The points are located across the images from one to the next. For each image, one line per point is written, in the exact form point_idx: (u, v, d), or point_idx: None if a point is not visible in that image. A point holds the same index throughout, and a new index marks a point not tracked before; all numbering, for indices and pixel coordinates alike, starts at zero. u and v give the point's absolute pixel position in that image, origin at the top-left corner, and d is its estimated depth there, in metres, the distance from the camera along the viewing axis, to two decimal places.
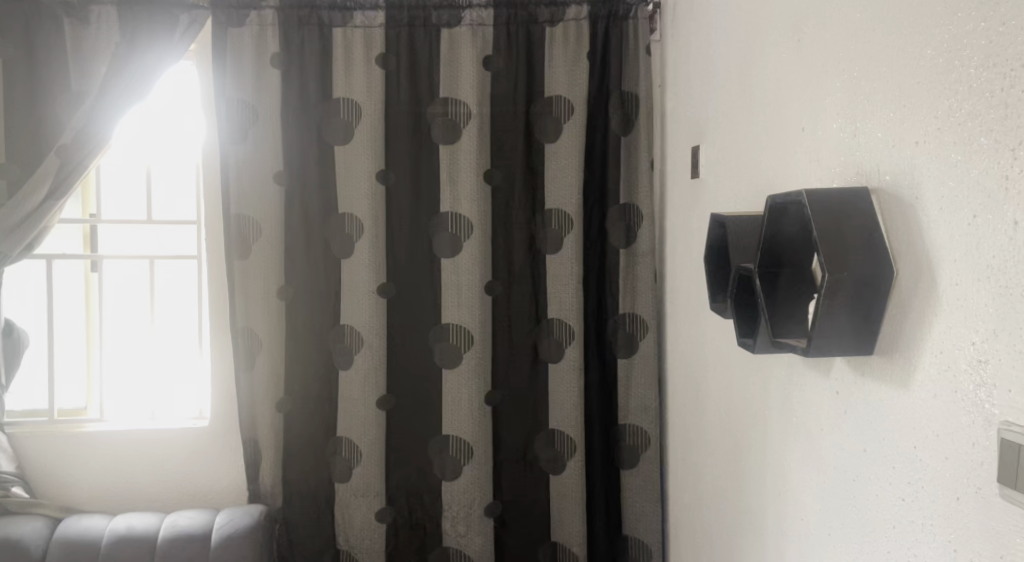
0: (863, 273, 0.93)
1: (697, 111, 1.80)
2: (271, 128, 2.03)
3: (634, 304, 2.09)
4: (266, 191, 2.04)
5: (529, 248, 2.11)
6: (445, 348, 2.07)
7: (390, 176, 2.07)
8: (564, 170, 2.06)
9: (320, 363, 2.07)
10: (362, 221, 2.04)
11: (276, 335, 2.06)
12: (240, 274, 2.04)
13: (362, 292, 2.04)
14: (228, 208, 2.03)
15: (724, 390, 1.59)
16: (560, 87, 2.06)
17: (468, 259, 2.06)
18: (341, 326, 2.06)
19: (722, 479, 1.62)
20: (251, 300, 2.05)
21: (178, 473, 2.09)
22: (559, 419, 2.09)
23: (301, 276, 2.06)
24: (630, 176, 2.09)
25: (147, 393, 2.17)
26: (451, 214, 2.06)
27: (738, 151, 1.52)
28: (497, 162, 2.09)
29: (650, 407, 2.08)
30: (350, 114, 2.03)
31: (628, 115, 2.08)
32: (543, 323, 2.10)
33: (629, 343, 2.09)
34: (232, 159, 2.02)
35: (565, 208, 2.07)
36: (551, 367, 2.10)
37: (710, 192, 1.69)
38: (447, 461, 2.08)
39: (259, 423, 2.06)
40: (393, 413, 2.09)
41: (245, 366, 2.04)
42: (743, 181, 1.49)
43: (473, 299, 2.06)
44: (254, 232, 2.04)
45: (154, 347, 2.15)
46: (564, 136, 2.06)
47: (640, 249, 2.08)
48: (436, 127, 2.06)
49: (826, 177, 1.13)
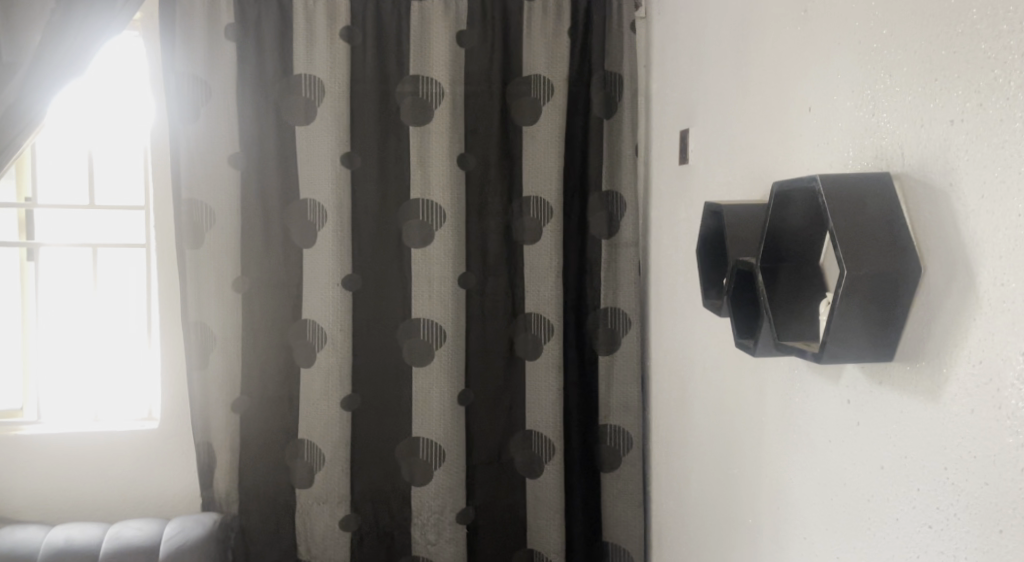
0: (883, 269, 0.83)
1: (686, 92, 1.69)
2: (225, 105, 1.86)
3: (616, 298, 1.97)
4: (220, 173, 1.87)
5: (505, 237, 1.98)
6: (415, 344, 1.94)
7: (355, 160, 1.93)
8: (543, 155, 1.94)
9: (280, 361, 1.93)
10: (325, 207, 1.89)
11: (232, 330, 1.90)
12: (192, 264, 1.88)
13: (325, 284, 1.90)
14: (180, 192, 1.87)
15: (714, 392, 1.48)
16: (539, 66, 1.93)
17: (440, 250, 1.92)
18: (303, 320, 1.92)
19: (712, 487, 1.51)
20: (206, 293, 1.89)
21: (124, 479, 1.92)
22: (536, 420, 1.97)
23: (259, 268, 1.92)
24: (613, 162, 1.97)
25: (90, 392, 1.98)
26: (421, 201, 1.93)
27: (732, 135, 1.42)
28: (471, 146, 1.96)
29: (632, 407, 1.97)
30: (312, 92, 1.88)
31: (611, 96, 1.95)
32: (520, 317, 1.98)
33: (610, 341, 1.97)
34: (183, 140, 1.86)
35: (543, 195, 1.94)
36: (527, 365, 1.98)
37: (700, 179, 1.58)
38: (415, 466, 1.95)
39: (213, 425, 1.90)
40: (359, 413, 1.96)
41: (198, 363, 1.89)
42: (735, 168, 1.39)
43: (445, 292, 1.93)
44: (208, 219, 1.87)
45: (98, 343, 1.98)
46: (544, 118, 1.94)
47: (622, 240, 1.97)
48: (405, 107, 1.92)
49: (838, 162, 1.02)
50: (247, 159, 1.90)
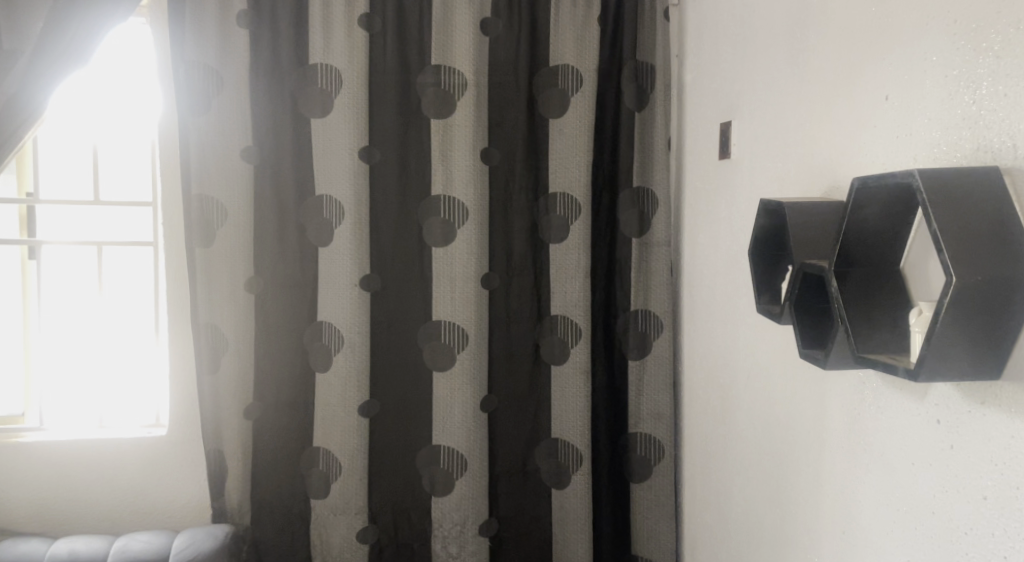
0: (997, 277, 0.76)
1: (727, 82, 1.59)
2: (237, 95, 1.77)
3: (647, 300, 1.88)
4: (233, 170, 1.78)
5: (530, 235, 1.88)
6: (436, 348, 1.85)
7: (374, 154, 1.83)
8: (571, 149, 1.84)
9: (294, 365, 1.84)
10: (342, 204, 1.80)
11: (245, 333, 1.81)
12: (203, 262, 1.78)
13: (343, 284, 1.80)
14: (188, 187, 1.76)
15: (763, 402, 1.39)
16: (567, 55, 1.83)
17: (463, 249, 1.83)
18: (319, 322, 1.83)
19: (759, 504, 1.42)
20: (217, 295, 1.80)
21: (130, 489, 1.82)
22: (563, 427, 1.88)
23: (273, 267, 1.82)
24: (645, 157, 1.87)
25: (94, 398, 1.89)
26: (443, 197, 1.83)
27: (785, 129, 1.32)
28: (496, 140, 1.87)
29: (664, 414, 1.87)
30: (329, 82, 1.79)
31: (642, 87, 1.86)
32: (546, 320, 1.88)
33: (641, 345, 1.87)
34: (193, 133, 1.76)
35: (571, 192, 1.85)
36: (553, 370, 1.88)
37: (745, 176, 1.49)
38: (437, 476, 1.86)
39: (225, 433, 1.81)
40: (377, 421, 1.87)
41: (208, 368, 1.79)
42: (790, 162, 1.30)
43: (468, 293, 1.83)
44: (220, 216, 1.78)
45: (102, 346, 1.89)
46: (573, 110, 1.84)
47: (654, 239, 1.87)
48: (426, 99, 1.82)
49: (923, 156, 0.95)
50: (260, 153, 1.80)
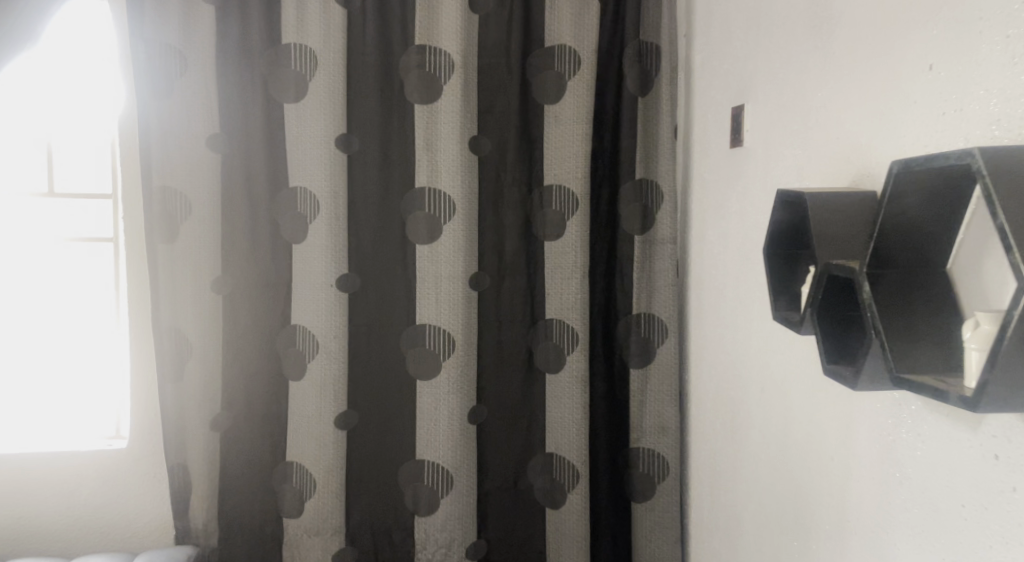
0: None
1: (740, 61, 1.43)
2: (202, 79, 1.62)
3: (651, 302, 1.71)
4: (198, 158, 1.63)
5: (523, 231, 1.73)
6: (420, 354, 1.70)
7: (352, 143, 1.68)
8: (567, 138, 1.69)
9: (267, 372, 1.70)
10: (317, 197, 1.65)
11: (211, 338, 1.67)
12: (165, 261, 1.64)
13: (318, 284, 1.66)
14: (150, 178, 1.62)
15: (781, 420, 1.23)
16: (564, 34, 1.68)
17: (449, 247, 1.68)
18: (292, 326, 1.68)
19: (774, 535, 1.26)
20: (181, 296, 1.65)
21: (88, 506, 1.69)
22: (558, 441, 1.72)
23: (242, 266, 1.68)
24: (649, 146, 1.71)
25: (51, 405, 1.76)
26: (428, 190, 1.68)
27: (806, 110, 1.16)
28: (486, 128, 1.71)
29: (668, 428, 1.71)
30: (303, 64, 1.64)
31: (646, 69, 1.69)
32: (540, 324, 1.73)
33: (643, 353, 1.71)
34: (154, 119, 1.61)
35: (568, 184, 1.69)
36: (548, 379, 1.73)
37: (760, 165, 1.32)
38: (420, 493, 1.71)
39: (190, 446, 1.67)
40: (356, 433, 1.72)
41: (172, 375, 1.65)
42: (810, 147, 1.14)
43: (455, 294, 1.68)
44: (185, 209, 1.63)
45: (61, 349, 1.76)
46: (569, 95, 1.68)
47: (659, 235, 1.70)
48: (410, 82, 1.67)
49: (979, 136, 0.79)
50: (229, 141, 1.66)
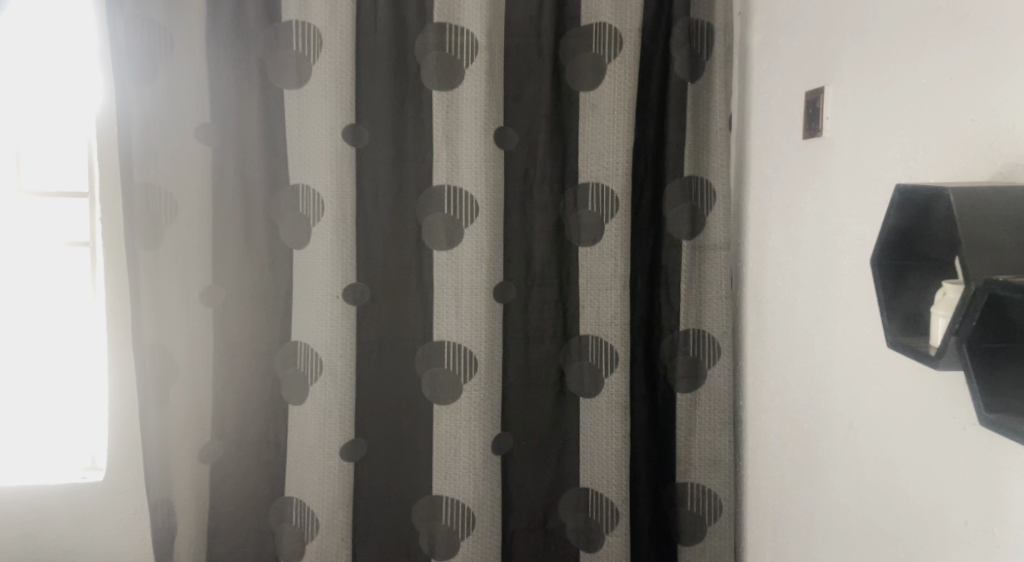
0: None
1: (818, 39, 1.21)
2: (191, 62, 1.42)
3: (700, 318, 1.50)
4: (186, 152, 1.44)
5: (555, 235, 1.51)
6: (437, 375, 1.50)
7: (362, 134, 1.47)
8: (605, 129, 1.48)
9: (265, 395, 1.50)
10: (323, 197, 1.45)
11: (201, 356, 1.47)
12: (147, 268, 1.43)
13: (321, 296, 1.46)
14: (130, 173, 1.41)
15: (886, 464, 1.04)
16: (604, 12, 1.47)
17: (471, 253, 1.48)
18: (293, 342, 1.48)
19: None
20: (166, 310, 1.45)
21: (60, 545, 1.50)
22: (595, 475, 1.52)
23: (236, 275, 1.47)
24: (699, 140, 1.50)
25: (18, 430, 1.56)
26: (448, 188, 1.48)
27: (936, 85, 0.94)
28: (514, 116, 1.50)
29: (721, 462, 1.50)
30: (306, 44, 1.44)
31: (696, 52, 1.48)
32: (573, 341, 1.52)
33: (692, 375, 1.50)
34: (136, 106, 1.40)
35: (606, 182, 1.48)
36: (583, 404, 1.52)
37: (848, 160, 1.12)
38: (437, 533, 1.51)
39: (176, 479, 1.46)
40: (363, 467, 1.50)
41: (154, 400, 1.44)
42: (951, 131, 0.91)
43: (478, 307, 1.48)
44: (169, 210, 1.43)
45: (28, 368, 1.55)
46: (609, 80, 1.47)
47: (711, 241, 1.49)
48: (428, 66, 1.46)
49: None
50: (220, 133, 1.45)
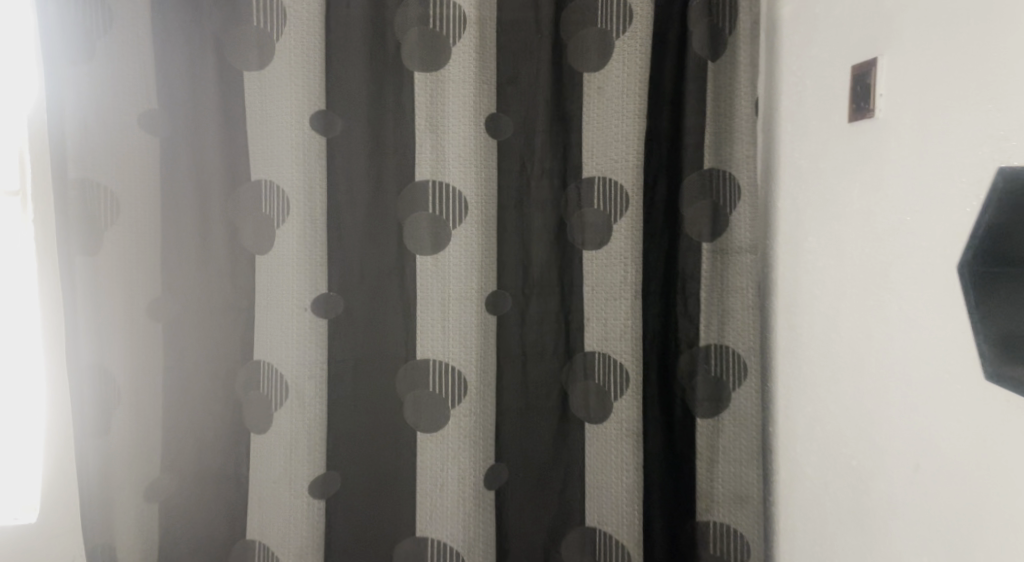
0: None
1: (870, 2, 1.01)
2: (134, 41, 1.23)
3: (723, 331, 1.30)
4: (128, 144, 1.24)
5: (557, 238, 1.32)
6: (422, 400, 1.30)
7: (333, 123, 1.28)
8: (610, 114, 1.28)
9: (225, 423, 1.31)
10: (288, 194, 1.25)
11: (146, 379, 1.28)
12: (83, 278, 1.23)
13: (288, 308, 1.26)
14: (64, 169, 1.21)
15: (970, 518, 0.84)
16: None
17: (458, 258, 1.27)
18: (256, 361, 1.28)
19: None
20: (106, 326, 1.25)
21: None
22: (604, 513, 1.32)
23: (190, 285, 1.29)
24: (721, 127, 1.30)
25: None
26: (431, 183, 1.28)
27: None
28: (508, 102, 1.31)
29: (748, 498, 1.29)
30: (268, 18, 1.24)
31: (718, 26, 1.28)
32: (577, 359, 1.33)
33: (714, 398, 1.30)
34: (69, 91, 1.20)
35: (615, 176, 1.28)
36: (590, 431, 1.32)
37: (912, 144, 0.92)
38: None
39: (119, 521, 1.27)
40: (335, 504, 1.31)
41: (93, 431, 1.24)
42: None
43: (467, 321, 1.27)
44: (110, 211, 1.23)
45: None
46: (616, 59, 1.27)
47: (736, 243, 1.28)
48: (409, 44, 1.27)
49: None
50: (170, 122, 1.26)
